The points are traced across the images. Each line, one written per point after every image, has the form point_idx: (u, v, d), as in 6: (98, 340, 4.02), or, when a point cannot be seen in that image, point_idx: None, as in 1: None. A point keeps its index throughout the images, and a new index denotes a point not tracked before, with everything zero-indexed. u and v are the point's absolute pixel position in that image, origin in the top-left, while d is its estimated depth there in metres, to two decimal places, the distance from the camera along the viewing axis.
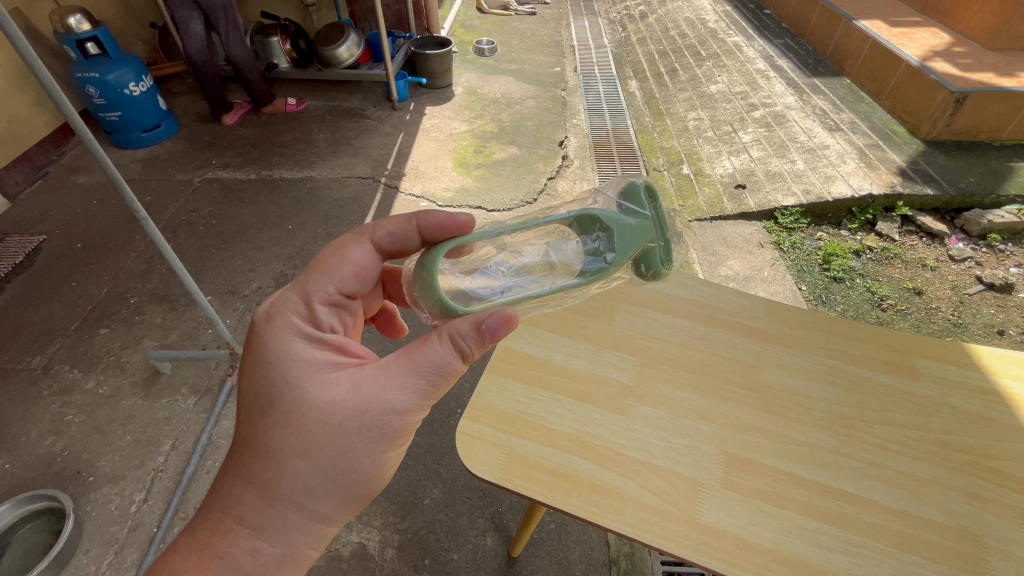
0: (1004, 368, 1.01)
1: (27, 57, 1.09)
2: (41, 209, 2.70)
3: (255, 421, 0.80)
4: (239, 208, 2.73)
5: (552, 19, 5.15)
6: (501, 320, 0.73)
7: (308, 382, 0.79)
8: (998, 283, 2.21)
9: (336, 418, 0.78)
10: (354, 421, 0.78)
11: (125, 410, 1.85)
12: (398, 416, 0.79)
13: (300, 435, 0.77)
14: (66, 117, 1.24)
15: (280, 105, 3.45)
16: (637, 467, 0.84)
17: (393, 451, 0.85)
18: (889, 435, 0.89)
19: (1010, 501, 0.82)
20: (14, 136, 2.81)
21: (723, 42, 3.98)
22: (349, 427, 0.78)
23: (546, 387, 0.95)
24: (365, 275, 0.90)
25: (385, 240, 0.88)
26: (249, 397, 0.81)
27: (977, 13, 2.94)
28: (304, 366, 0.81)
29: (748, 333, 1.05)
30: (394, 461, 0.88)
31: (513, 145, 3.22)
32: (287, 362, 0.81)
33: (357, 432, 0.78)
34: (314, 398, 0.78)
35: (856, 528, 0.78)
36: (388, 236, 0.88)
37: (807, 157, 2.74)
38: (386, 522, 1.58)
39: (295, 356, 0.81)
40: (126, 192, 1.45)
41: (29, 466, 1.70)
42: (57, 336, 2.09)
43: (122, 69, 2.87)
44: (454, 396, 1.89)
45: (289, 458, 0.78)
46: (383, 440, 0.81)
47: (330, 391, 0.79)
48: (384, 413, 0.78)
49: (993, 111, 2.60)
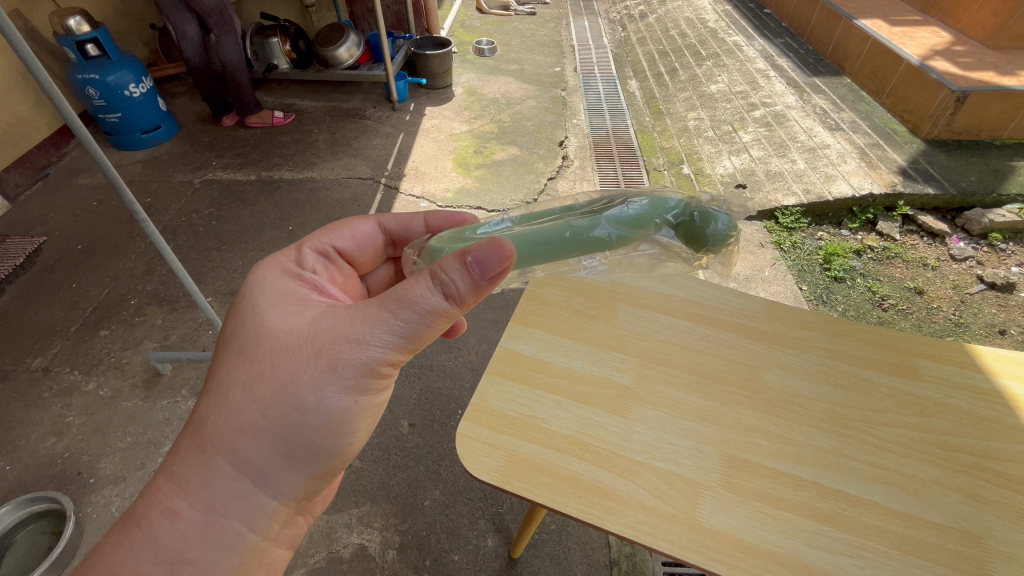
0: (1006, 368, 1.01)
1: (26, 60, 1.09)
2: (41, 211, 2.70)
3: (222, 350, 0.85)
4: (239, 209, 2.73)
5: (552, 19, 5.15)
6: (497, 252, 0.71)
7: (274, 313, 0.84)
8: (999, 282, 2.20)
9: (289, 343, 0.80)
10: (306, 349, 0.79)
11: (125, 411, 1.85)
12: (351, 352, 0.79)
13: (254, 358, 0.80)
14: (66, 120, 1.24)
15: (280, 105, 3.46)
16: (637, 469, 0.84)
17: (346, 399, 0.83)
18: (890, 436, 0.89)
19: (1011, 503, 0.82)
20: (14, 137, 2.81)
21: (723, 41, 3.98)
22: (298, 355, 0.79)
23: (547, 389, 0.95)
24: (363, 246, 1.07)
25: (390, 223, 1.08)
26: (224, 327, 0.88)
27: (977, 11, 2.94)
28: (278, 298, 0.86)
29: (750, 334, 1.04)
30: (347, 418, 0.84)
31: (513, 145, 3.22)
32: (263, 293, 0.88)
33: (305, 361, 0.79)
34: (275, 326, 0.82)
35: (858, 530, 0.78)
36: (394, 220, 1.08)
37: (808, 156, 2.74)
38: (387, 523, 1.58)
39: (274, 289, 0.88)
40: (126, 193, 1.45)
41: (29, 468, 1.70)
42: (58, 337, 2.09)
43: (122, 70, 2.86)
44: (455, 397, 1.89)
45: (234, 390, 0.80)
46: (334, 377, 0.80)
47: (291, 320, 0.82)
48: (336, 345, 0.78)
49: (994, 110, 2.59)
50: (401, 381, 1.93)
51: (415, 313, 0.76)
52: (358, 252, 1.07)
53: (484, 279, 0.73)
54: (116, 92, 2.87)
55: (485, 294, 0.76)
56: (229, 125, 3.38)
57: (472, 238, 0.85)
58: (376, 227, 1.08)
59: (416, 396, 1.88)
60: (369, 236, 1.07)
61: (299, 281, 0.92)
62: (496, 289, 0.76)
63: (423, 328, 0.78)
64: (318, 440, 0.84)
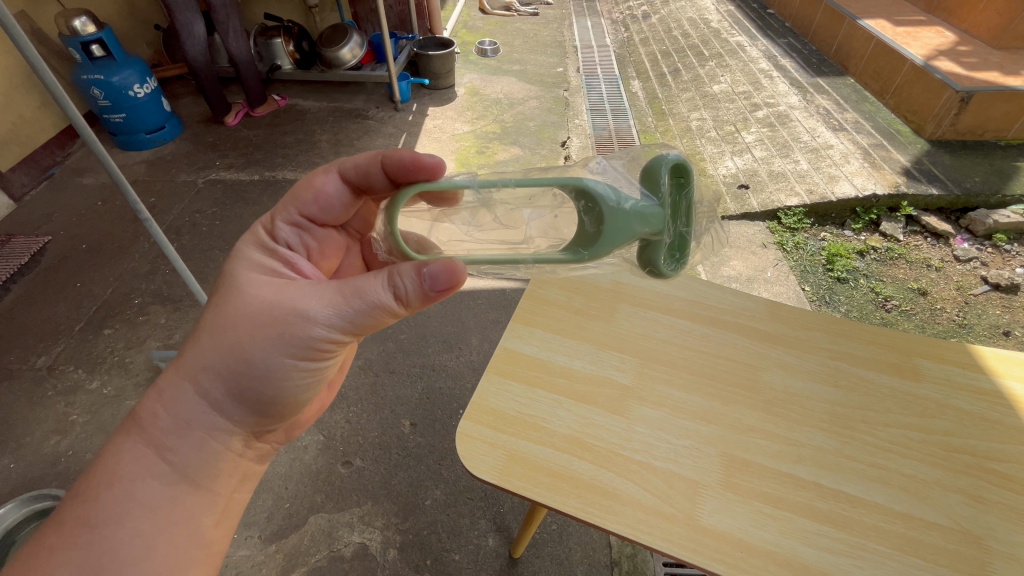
0: (1008, 369, 1.00)
1: (32, 61, 1.10)
2: (46, 210, 2.72)
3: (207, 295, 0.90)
4: (242, 208, 2.74)
5: (555, 20, 5.14)
6: (449, 272, 0.77)
7: (246, 278, 0.86)
8: (1004, 283, 2.19)
9: (242, 311, 0.82)
10: (259, 315, 0.81)
11: (129, 410, 1.86)
12: (300, 328, 0.80)
13: (211, 318, 0.83)
14: (71, 120, 1.25)
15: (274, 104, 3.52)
16: (637, 468, 0.84)
17: (294, 368, 0.85)
18: (891, 437, 0.89)
19: (1013, 504, 0.82)
20: (19, 137, 2.83)
21: (726, 41, 3.97)
22: (256, 319, 0.81)
23: (546, 388, 0.95)
24: (330, 206, 1.01)
25: (351, 172, 0.97)
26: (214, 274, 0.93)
27: (982, 11, 2.93)
28: (254, 266, 0.90)
29: (752, 335, 1.04)
30: (292, 382, 0.87)
31: (515, 145, 3.23)
32: (240, 258, 0.92)
33: (261, 326, 0.80)
34: (243, 288, 0.84)
35: (859, 531, 0.78)
36: (354, 168, 0.96)
37: (812, 157, 2.73)
38: (387, 522, 1.58)
39: (250, 257, 0.92)
40: (130, 193, 1.45)
41: (34, 465, 1.72)
42: (62, 336, 2.10)
43: (127, 71, 2.88)
44: (456, 396, 1.89)
45: (202, 331, 0.83)
46: (285, 348, 0.81)
47: (255, 285, 0.84)
48: (286, 321, 0.80)
49: (998, 110, 2.58)
50: (402, 381, 1.93)
51: (366, 298, 0.78)
52: (331, 215, 1.02)
53: (433, 292, 0.78)
54: (121, 93, 2.89)
55: (439, 293, 0.79)
56: (229, 125, 3.38)
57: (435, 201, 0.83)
58: (340, 180, 0.99)
59: (418, 395, 1.89)
60: (335, 193, 1.00)
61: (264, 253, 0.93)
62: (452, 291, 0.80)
63: (370, 315, 0.80)
64: (264, 399, 0.87)
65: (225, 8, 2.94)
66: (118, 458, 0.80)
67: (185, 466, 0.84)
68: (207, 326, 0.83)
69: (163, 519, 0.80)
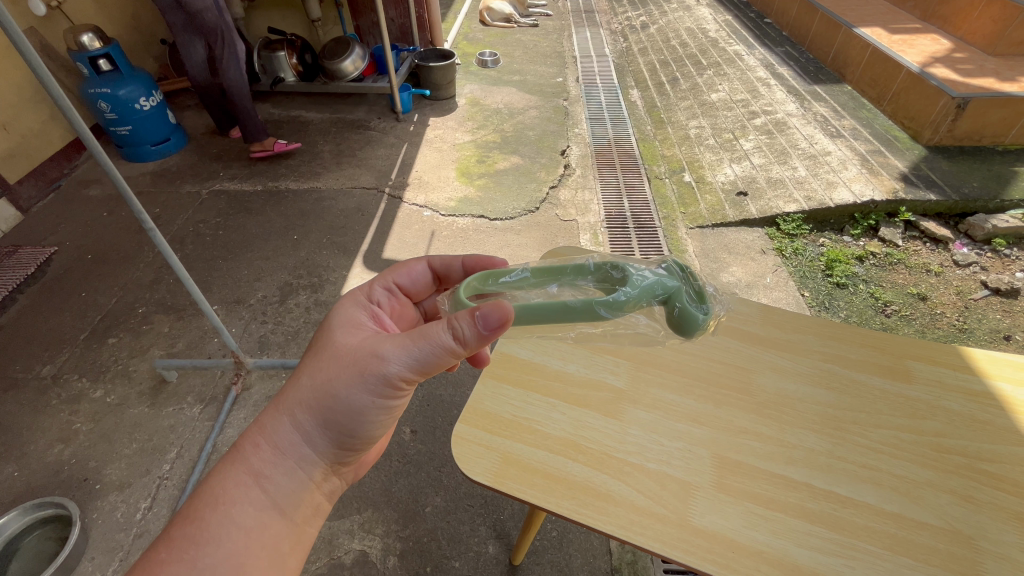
0: (1000, 370, 1.01)
1: (41, 75, 1.12)
2: (53, 221, 2.76)
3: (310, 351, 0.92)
4: (246, 218, 2.78)
5: (555, 31, 5.21)
6: (498, 307, 0.72)
7: (337, 330, 0.90)
8: (1004, 288, 2.19)
9: (335, 348, 0.86)
10: (343, 358, 0.84)
11: (132, 418, 1.88)
12: (375, 369, 0.82)
13: (302, 357, 0.89)
14: (78, 133, 1.26)
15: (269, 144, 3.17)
16: (630, 470, 0.85)
17: (363, 408, 0.85)
18: (883, 438, 0.89)
19: (1004, 504, 0.82)
20: (27, 150, 2.88)
21: (724, 51, 4.02)
22: (343, 362, 0.84)
23: (541, 391, 0.96)
24: (413, 281, 1.06)
25: (436, 261, 1.07)
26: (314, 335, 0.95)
27: (976, 18, 2.95)
28: (342, 318, 0.93)
29: (745, 338, 1.05)
30: (365, 423, 0.87)
31: (515, 155, 3.26)
32: (338, 309, 0.96)
33: (346, 370, 0.83)
34: (336, 339, 0.88)
35: (850, 531, 0.78)
36: (441, 260, 1.07)
37: (810, 163, 2.75)
38: (388, 530, 1.59)
39: (341, 310, 0.95)
40: (134, 203, 1.46)
41: (37, 473, 1.73)
42: (67, 345, 2.13)
43: (133, 85, 2.93)
44: (457, 404, 1.91)
45: (294, 383, 0.86)
46: (359, 386, 0.83)
47: (347, 337, 0.88)
48: (365, 359, 0.82)
49: (994, 116, 2.61)
50: None
51: (430, 342, 0.77)
52: (418, 293, 1.09)
53: (487, 332, 0.73)
54: (127, 106, 2.95)
55: (489, 339, 0.74)
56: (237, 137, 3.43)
57: (498, 287, 0.83)
58: (426, 269, 1.07)
59: (418, 403, 1.90)
60: (421, 277, 1.07)
61: (361, 299, 0.99)
62: (505, 330, 0.74)
63: (434, 362, 0.80)
64: (345, 432, 0.87)
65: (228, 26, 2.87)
66: (212, 480, 0.81)
67: (245, 519, 0.79)
68: (301, 364, 0.88)
69: (253, 534, 0.79)
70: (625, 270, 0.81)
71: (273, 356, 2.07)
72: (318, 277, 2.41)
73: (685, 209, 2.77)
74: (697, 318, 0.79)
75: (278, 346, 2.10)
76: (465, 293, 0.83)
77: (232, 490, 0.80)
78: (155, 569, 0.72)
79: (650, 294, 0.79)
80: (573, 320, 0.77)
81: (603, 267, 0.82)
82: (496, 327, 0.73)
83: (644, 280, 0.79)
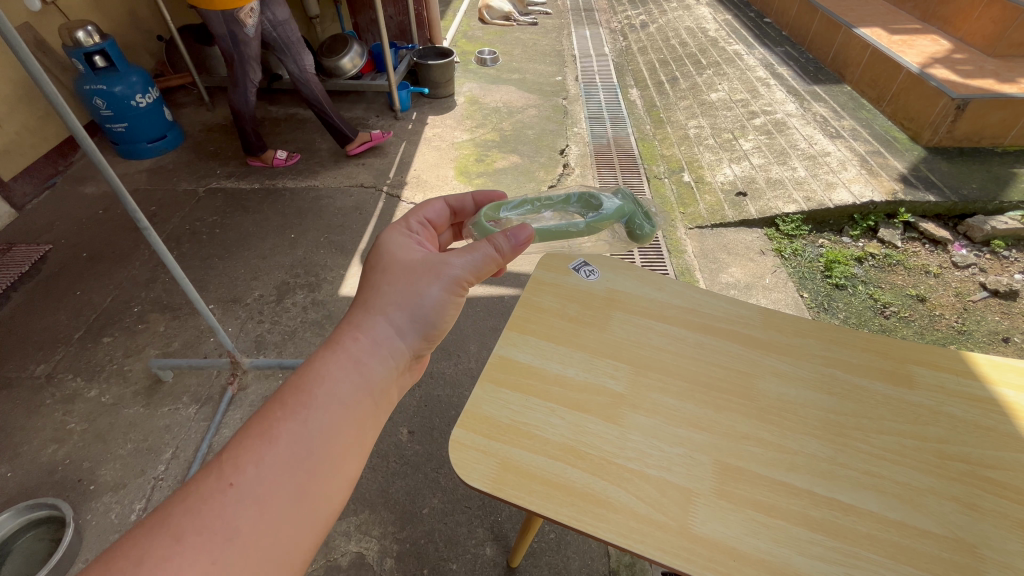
0: (1002, 376, 1.00)
1: (33, 73, 1.09)
2: (48, 219, 2.74)
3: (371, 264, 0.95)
4: (242, 216, 2.76)
5: (554, 30, 5.19)
6: (523, 230, 0.95)
7: (398, 247, 0.96)
8: (1002, 290, 2.19)
9: (406, 259, 0.93)
10: (417, 265, 0.92)
11: (127, 418, 1.86)
12: (447, 272, 0.91)
13: (370, 272, 0.92)
14: (72, 132, 1.23)
15: (268, 157, 3.05)
16: (630, 476, 0.84)
17: (441, 307, 0.91)
18: (885, 444, 0.89)
19: (1009, 512, 0.81)
20: (21, 147, 2.85)
21: (723, 50, 4.01)
22: (418, 268, 0.91)
23: (541, 396, 0.95)
24: (438, 217, 1.14)
25: (451, 199, 1.16)
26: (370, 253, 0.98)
27: (976, 19, 2.95)
28: (398, 237, 0.99)
29: (745, 342, 1.05)
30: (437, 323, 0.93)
31: (514, 154, 3.24)
32: (391, 232, 1.01)
33: (423, 274, 0.91)
34: (402, 253, 0.95)
35: (852, 539, 0.77)
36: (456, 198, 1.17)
37: (809, 164, 2.74)
38: (385, 532, 1.58)
39: (394, 232, 1.01)
40: (128, 202, 1.44)
41: (31, 474, 1.71)
42: (61, 344, 2.11)
43: (129, 82, 2.91)
44: (455, 404, 1.90)
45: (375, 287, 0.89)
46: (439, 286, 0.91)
47: (413, 251, 0.95)
48: (438, 265, 0.91)
49: (993, 118, 2.60)
50: None
51: (478, 252, 0.92)
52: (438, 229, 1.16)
53: (514, 248, 0.95)
54: (123, 103, 2.92)
55: (522, 250, 0.96)
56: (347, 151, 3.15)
57: (509, 216, 1.12)
58: (445, 208, 1.15)
59: (416, 403, 1.89)
60: (440, 214, 1.14)
61: (402, 228, 1.03)
62: (531, 245, 0.97)
63: (484, 271, 0.94)
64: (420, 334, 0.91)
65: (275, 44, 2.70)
66: (310, 365, 0.79)
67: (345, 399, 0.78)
68: (371, 278, 0.92)
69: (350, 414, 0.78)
70: (598, 198, 1.14)
71: (269, 356, 2.06)
72: (315, 276, 2.39)
73: (684, 209, 2.76)
74: (646, 230, 1.13)
75: (274, 346, 2.09)
76: (486, 221, 1.11)
77: (334, 367, 0.79)
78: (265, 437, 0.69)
79: (617, 215, 1.12)
80: (569, 237, 1.10)
81: (580, 197, 1.14)
82: (519, 244, 0.95)
83: (610, 204, 1.13)
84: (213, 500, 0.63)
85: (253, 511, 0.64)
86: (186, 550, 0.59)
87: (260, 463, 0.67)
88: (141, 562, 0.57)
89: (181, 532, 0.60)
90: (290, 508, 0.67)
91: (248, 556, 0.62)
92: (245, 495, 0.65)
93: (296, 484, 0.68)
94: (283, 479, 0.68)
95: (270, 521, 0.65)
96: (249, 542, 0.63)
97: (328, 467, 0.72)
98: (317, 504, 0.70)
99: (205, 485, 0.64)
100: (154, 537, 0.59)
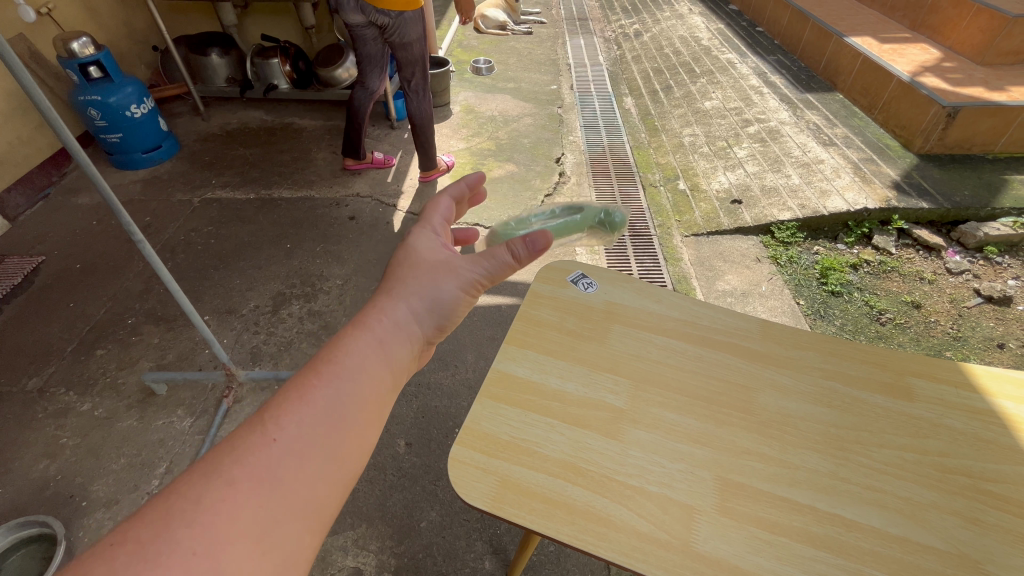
0: (1001, 387, 1.00)
1: (27, 87, 1.09)
2: (41, 230, 2.71)
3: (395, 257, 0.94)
4: (238, 226, 2.75)
5: (549, 38, 5.23)
6: (544, 236, 0.93)
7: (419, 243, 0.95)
8: (997, 296, 2.20)
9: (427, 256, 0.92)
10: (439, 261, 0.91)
11: (121, 432, 1.84)
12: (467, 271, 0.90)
13: (390, 271, 0.91)
14: (65, 145, 1.22)
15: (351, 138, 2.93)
16: (631, 493, 0.83)
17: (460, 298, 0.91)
18: (886, 458, 0.88)
19: (1011, 527, 0.81)
20: (14, 159, 2.84)
21: (717, 59, 4.05)
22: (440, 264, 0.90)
23: (541, 411, 0.94)
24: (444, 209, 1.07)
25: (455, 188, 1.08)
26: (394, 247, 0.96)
27: (965, 28, 2.99)
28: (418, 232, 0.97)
29: (744, 355, 1.04)
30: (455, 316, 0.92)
31: (510, 162, 3.25)
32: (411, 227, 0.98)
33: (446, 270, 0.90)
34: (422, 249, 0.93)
35: (855, 556, 0.77)
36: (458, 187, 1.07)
37: (803, 172, 2.76)
38: (382, 546, 1.56)
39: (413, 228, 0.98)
40: (123, 215, 1.42)
41: (22, 490, 1.68)
42: (54, 357, 2.08)
43: (124, 92, 2.90)
44: (453, 415, 1.89)
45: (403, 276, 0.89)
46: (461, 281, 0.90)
47: (434, 248, 0.95)
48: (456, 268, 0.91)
49: (984, 125, 2.63)
50: (398, 400, 1.92)
51: (496, 259, 0.92)
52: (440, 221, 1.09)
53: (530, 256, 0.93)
54: (118, 113, 2.91)
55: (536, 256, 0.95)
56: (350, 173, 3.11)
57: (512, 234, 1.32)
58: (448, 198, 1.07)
59: (413, 414, 1.88)
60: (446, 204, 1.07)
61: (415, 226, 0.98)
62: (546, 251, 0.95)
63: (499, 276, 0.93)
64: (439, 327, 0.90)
65: (376, 57, 2.68)
66: (343, 339, 0.78)
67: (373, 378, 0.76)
68: (391, 273, 0.91)
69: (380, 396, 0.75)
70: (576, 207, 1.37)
71: (265, 368, 2.04)
72: (312, 287, 2.38)
73: (680, 216, 2.77)
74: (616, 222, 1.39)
75: (270, 357, 2.07)
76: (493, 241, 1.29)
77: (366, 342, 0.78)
78: (302, 400, 0.68)
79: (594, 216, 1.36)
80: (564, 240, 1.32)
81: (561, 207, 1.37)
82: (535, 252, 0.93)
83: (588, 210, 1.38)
84: (256, 455, 0.61)
85: (291, 470, 0.63)
86: (233, 496, 0.58)
87: (298, 424, 0.65)
88: (195, 503, 0.56)
89: (229, 480, 0.59)
90: (321, 476, 0.65)
91: (287, 511, 0.60)
92: (290, 450, 0.63)
93: (331, 450, 0.67)
94: (318, 440, 0.66)
95: (306, 482, 0.63)
96: (287, 498, 0.61)
97: (358, 438, 0.70)
98: (347, 472, 0.68)
99: (250, 439, 0.63)
100: (197, 484, 0.57)
